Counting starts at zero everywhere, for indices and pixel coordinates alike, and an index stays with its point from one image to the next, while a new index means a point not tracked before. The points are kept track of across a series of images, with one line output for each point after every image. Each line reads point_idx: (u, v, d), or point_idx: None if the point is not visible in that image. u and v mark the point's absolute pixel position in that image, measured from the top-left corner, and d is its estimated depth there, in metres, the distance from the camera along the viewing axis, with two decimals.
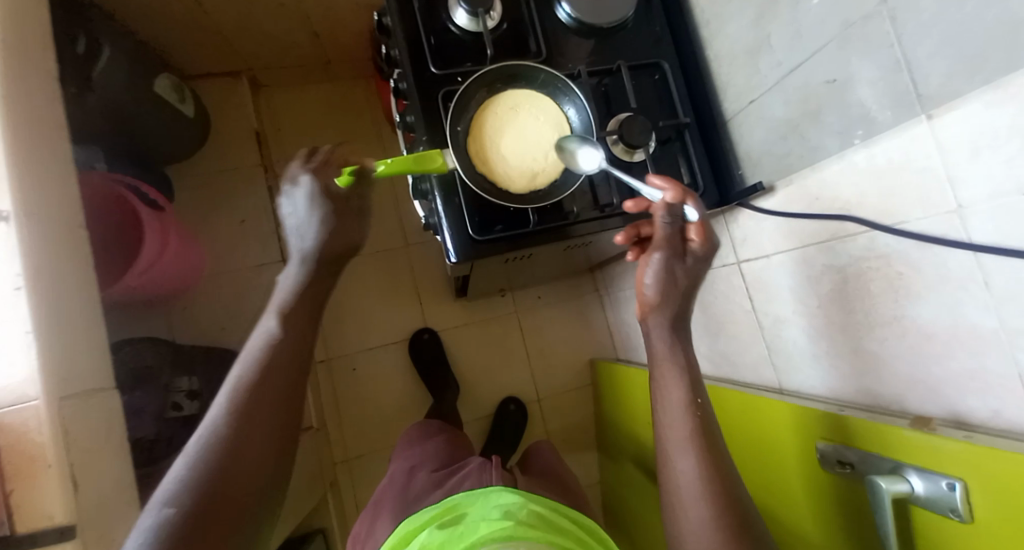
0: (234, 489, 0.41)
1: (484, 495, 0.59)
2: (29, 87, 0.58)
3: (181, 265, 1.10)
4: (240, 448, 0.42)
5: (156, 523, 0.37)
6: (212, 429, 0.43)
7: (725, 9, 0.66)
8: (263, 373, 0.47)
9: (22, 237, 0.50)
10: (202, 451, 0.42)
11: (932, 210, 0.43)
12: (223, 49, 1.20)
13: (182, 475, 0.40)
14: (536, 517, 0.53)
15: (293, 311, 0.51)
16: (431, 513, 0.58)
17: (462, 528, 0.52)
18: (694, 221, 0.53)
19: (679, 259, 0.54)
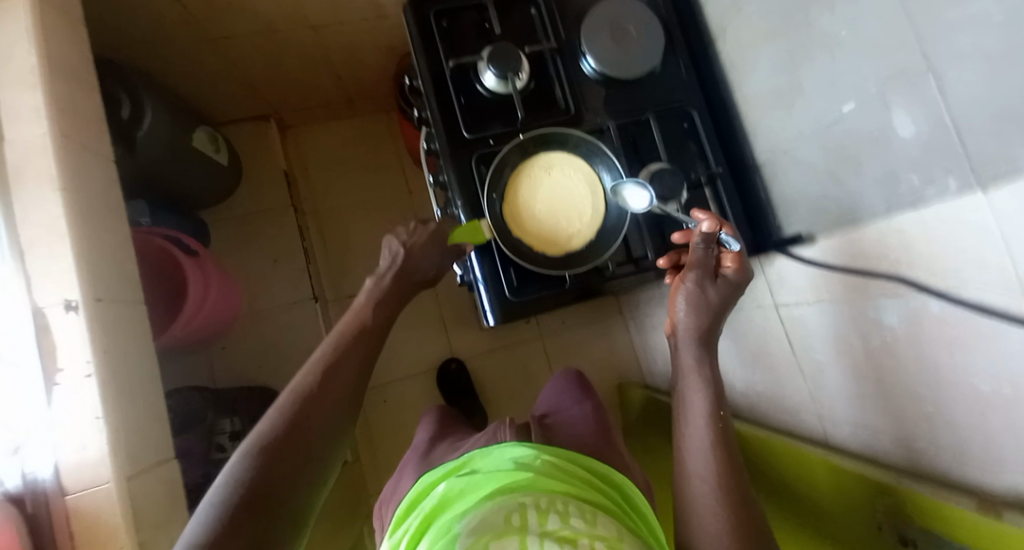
0: (308, 432, 0.44)
1: (496, 446, 0.59)
2: (92, 173, 0.62)
3: (220, 309, 1.14)
4: (320, 397, 0.46)
5: (238, 461, 0.40)
6: (298, 386, 0.47)
7: (756, 59, 0.65)
8: (347, 342, 0.51)
9: (89, 324, 0.53)
10: (290, 396, 0.46)
11: (987, 281, 0.41)
12: (254, 96, 1.24)
13: (274, 412, 0.44)
14: (550, 467, 0.55)
15: (384, 302, 0.56)
16: (443, 470, 0.59)
17: (476, 479, 0.54)
18: (733, 248, 0.58)
19: (715, 280, 0.59)
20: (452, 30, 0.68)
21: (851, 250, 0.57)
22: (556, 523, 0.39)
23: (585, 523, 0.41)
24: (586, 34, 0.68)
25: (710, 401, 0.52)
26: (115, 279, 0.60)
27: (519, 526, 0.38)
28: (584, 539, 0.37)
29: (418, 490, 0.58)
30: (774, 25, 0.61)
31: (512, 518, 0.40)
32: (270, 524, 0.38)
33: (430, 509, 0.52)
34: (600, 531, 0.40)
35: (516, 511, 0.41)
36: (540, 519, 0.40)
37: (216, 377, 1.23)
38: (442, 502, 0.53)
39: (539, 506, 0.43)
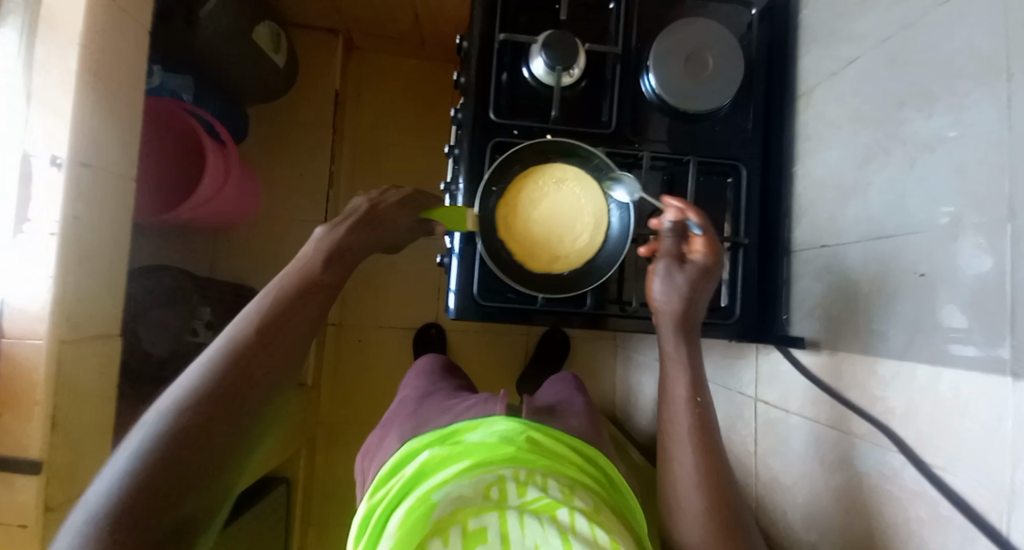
0: (244, 395, 0.39)
1: (488, 418, 0.58)
2: (119, 38, 0.61)
3: (235, 201, 1.16)
4: (258, 357, 0.41)
5: (159, 417, 0.36)
6: (231, 337, 0.41)
7: (830, 134, 0.57)
8: (294, 296, 0.45)
9: (69, 185, 0.54)
10: (222, 348, 0.40)
11: (981, 477, 0.36)
12: (327, 7, 1.21)
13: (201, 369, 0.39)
14: (535, 443, 0.54)
15: (342, 259, 0.48)
16: (428, 436, 0.56)
17: (463, 451, 0.52)
18: (697, 233, 0.50)
19: (683, 268, 0.51)
20: (518, 2, 0.63)
21: (849, 380, 0.51)
22: (533, 498, 0.45)
23: (562, 492, 0.46)
24: (656, 49, 0.61)
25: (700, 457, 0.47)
26: (113, 148, 0.60)
27: (500, 500, 0.44)
28: (561, 511, 0.43)
29: (400, 454, 0.56)
30: (864, 105, 0.52)
31: (490, 494, 0.45)
32: (192, 488, 0.34)
33: (410, 475, 0.51)
34: (576, 499, 0.46)
35: (495, 484, 0.46)
36: (519, 490, 0.46)
37: (212, 265, 1.27)
38: (424, 469, 0.51)
39: (519, 477, 0.47)
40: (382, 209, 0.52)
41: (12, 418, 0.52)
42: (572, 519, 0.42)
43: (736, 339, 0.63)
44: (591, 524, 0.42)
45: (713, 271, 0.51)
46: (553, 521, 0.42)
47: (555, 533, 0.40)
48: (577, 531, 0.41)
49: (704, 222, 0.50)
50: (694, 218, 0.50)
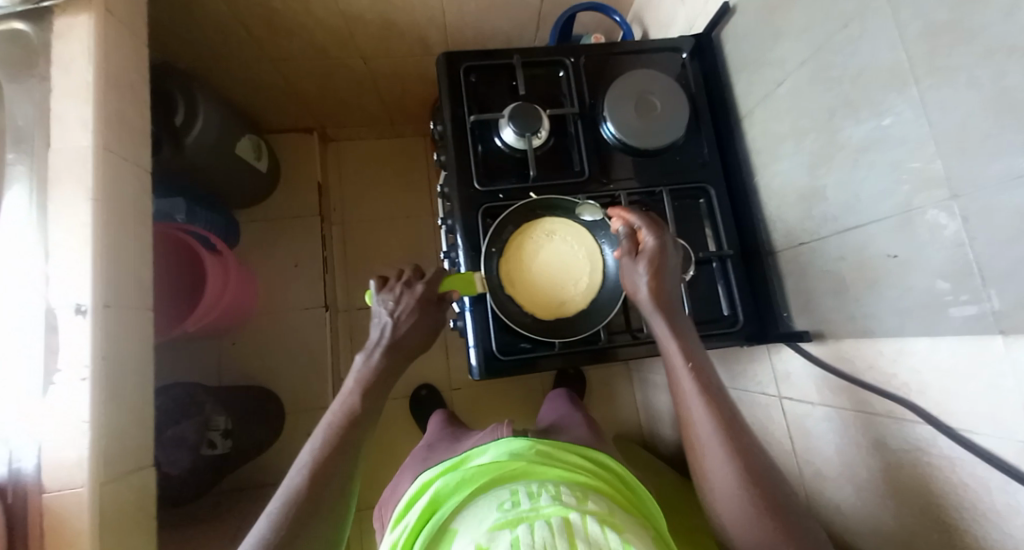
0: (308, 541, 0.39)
1: (492, 443, 0.57)
2: (126, 183, 0.66)
3: (236, 304, 1.18)
4: (315, 507, 0.41)
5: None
6: (289, 492, 0.42)
7: (777, 147, 0.64)
8: (339, 442, 0.46)
9: (94, 326, 0.56)
10: (281, 509, 0.41)
11: (1006, 431, 0.38)
12: (300, 110, 1.31)
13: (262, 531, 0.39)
14: (544, 456, 0.53)
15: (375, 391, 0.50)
16: (439, 467, 0.54)
17: (476, 471, 0.50)
18: (637, 224, 0.56)
19: (639, 258, 0.54)
20: (480, 85, 0.71)
21: (859, 363, 0.54)
22: (545, 505, 0.42)
23: (576, 499, 0.43)
24: (609, 102, 0.69)
25: (709, 407, 0.47)
26: (130, 282, 0.64)
27: (514, 507, 0.42)
28: (572, 517, 0.40)
29: (417, 487, 0.54)
30: (800, 118, 0.59)
31: (505, 505, 0.42)
32: None
33: (425, 506, 0.47)
34: (590, 505, 0.43)
35: (509, 498, 0.44)
36: (532, 500, 0.43)
37: (221, 373, 1.28)
38: (438, 499, 0.48)
39: (532, 491, 0.45)
40: (406, 324, 0.53)
41: None
42: (585, 525, 0.39)
43: (746, 344, 0.67)
44: (603, 528, 0.39)
45: (666, 256, 0.54)
46: (562, 526, 0.38)
47: (562, 538, 0.37)
48: (588, 535, 0.38)
49: (641, 215, 0.56)
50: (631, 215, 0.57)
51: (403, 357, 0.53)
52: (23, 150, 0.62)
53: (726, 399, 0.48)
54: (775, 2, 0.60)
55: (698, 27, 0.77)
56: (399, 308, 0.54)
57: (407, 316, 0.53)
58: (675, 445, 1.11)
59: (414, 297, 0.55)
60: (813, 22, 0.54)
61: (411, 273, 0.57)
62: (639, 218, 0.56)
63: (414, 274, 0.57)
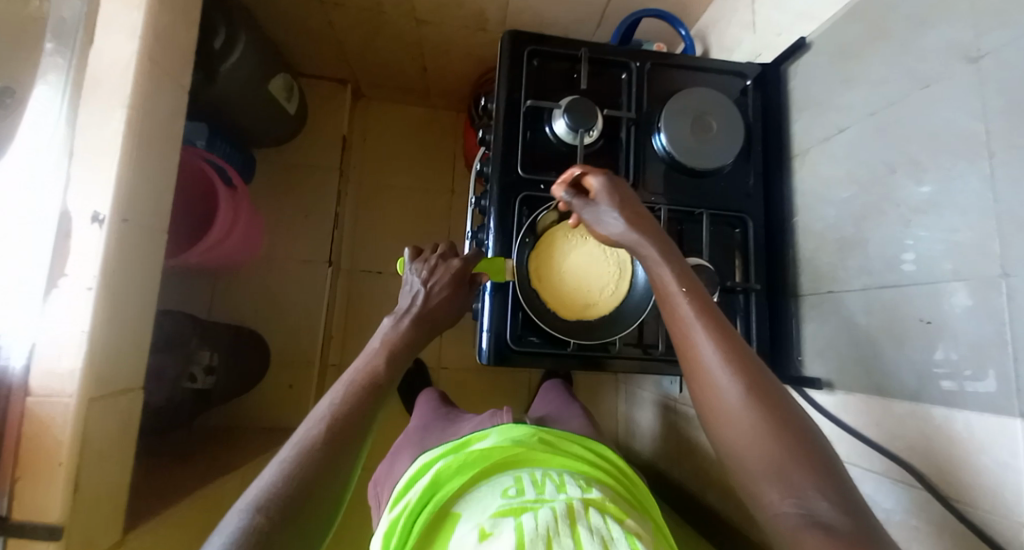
0: (325, 494, 0.38)
1: (493, 429, 0.57)
2: (162, 99, 0.63)
3: (243, 242, 1.17)
4: (332, 463, 0.40)
5: (241, 525, 0.33)
6: (302, 441, 0.40)
7: (826, 193, 0.64)
8: (359, 401, 0.45)
9: (110, 238, 0.54)
10: (295, 457, 0.39)
11: (1003, 510, 0.39)
12: (339, 60, 1.27)
13: (274, 478, 0.37)
14: (544, 444, 0.53)
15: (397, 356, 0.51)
16: (439, 449, 0.53)
17: (480, 456, 0.49)
18: (576, 176, 0.55)
19: (599, 199, 0.53)
20: (541, 71, 0.70)
21: (866, 419, 0.54)
22: (551, 494, 0.42)
23: (580, 488, 0.43)
24: (666, 114, 0.68)
25: (719, 340, 0.41)
26: (150, 200, 0.62)
27: (520, 497, 0.42)
28: (575, 507, 0.40)
29: (416, 468, 0.52)
30: (858, 167, 0.59)
31: (508, 493, 0.43)
32: None
33: (426, 486, 0.46)
34: (594, 494, 0.43)
35: (513, 486, 0.44)
36: (537, 490, 0.43)
37: (212, 308, 1.26)
38: (439, 481, 0.46)
39: (535, 480, 0.45)
40: (438, 293, 0.57)
41: (39, 476, 0.51)
42: (587, 517, 0.39)
43: None
44: (605, 519, 0.39)
45: (620, 185, 0.53)
46: (565, 514, 0.38)
47: (565, 524, 0.37)
48: (591, 523, 0.38)
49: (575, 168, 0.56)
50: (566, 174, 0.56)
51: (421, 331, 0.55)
52: (64, 43, 0.59)
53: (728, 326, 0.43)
54: (854, 46, 0.59)
55: (765, 57, 0.77)
56: (434, 278, 0.58)
57: (438, 288, 0.58)
58: (649, 463, 1.12)
59: (448, 272, 0.59)
60: (892, 74, 0.54)
61: (447, 249, 0.62)
62: (574, 170, 0.55)
63: (449, 250, 0.61)
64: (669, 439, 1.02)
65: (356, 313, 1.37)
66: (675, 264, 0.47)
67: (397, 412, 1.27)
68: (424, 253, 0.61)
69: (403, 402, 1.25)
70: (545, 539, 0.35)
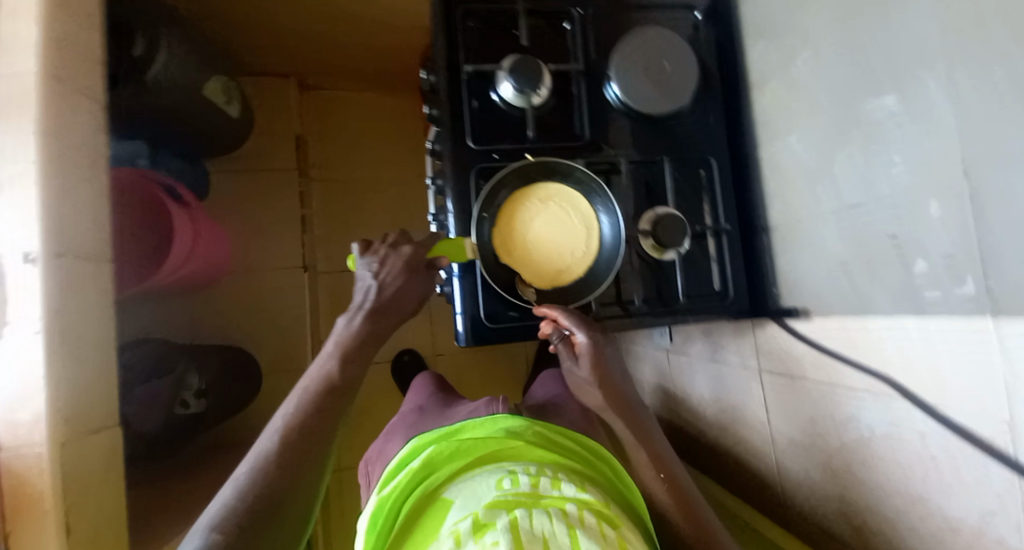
0: (287, 502, 0.40)
1: (492, 417, 0.54)
2: (74, 119, 0.59)
3: (211, 256, 1.13)
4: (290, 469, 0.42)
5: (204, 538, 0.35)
6: (261, 456, 0.42)
7: (789, 120, 0.62)
8: (316, 406, 0.47)
9: (46, 276, 0.51)
10: (251, 474, 0.41)
11: (990, 413, 0.39)
12: (275, 52, 1.20)
13: (230, 498, 0.38)
14: (541, 439, 0.52)
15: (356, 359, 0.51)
16: (433, 432, 0.52)
17: (471, 446, 0.50)
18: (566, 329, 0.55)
19: (580, 361, 0.55)
20: (479, 32, 0.65)
21: (845, 341, 0.55)
22: (546, 490, 0.42)
23: (574, 488, 0.43)
24: (615, 61, 0.65)
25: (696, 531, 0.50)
26: (82, 230, 0.58)
27: (514, 489, 0.41)
28: (569, 507, 0.39)
29: (407, 450, 0.52)
30: (818, 89, 0.56)
31: (503, 484, 0.42)
32: None
33: (418, 469, 0.47)
34: (589, 496, 0.42)
35: (508, 476, 0.43)
36: (531, 481, 0.43)
37: (193, 329, 1.23)
38: (430, 467, 0.48)
39: (530, 472, 0.44)
40: (393, 283, 0.56)
41: (22, 526, 0.50)
42: (580, 515, 0.38)
43: (735, 319, 0.68)
44: (599, 522, 0.38)
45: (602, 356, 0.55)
46: (561, 513, 0.37)
47: (561, 523, 0.36)
48: (584, 525, 0.37)
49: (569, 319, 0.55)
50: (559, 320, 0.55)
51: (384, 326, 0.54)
52: None
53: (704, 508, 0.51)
54: None
55: None
56: (385, 270, 0.57)
57: (392, 278, 0.56)
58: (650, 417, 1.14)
59: (400, 259, 0.58)
60: None
61: (398, 237, 0.60)
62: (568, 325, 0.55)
63: (400, 237, 0.60)
64: (670, 391, 1.03)
65: (341, 313, 1.35)
66: (649, 450, 0.54)
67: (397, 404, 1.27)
68: (371, 244, 0.59)
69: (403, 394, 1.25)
70: (541, 539, 0.34)
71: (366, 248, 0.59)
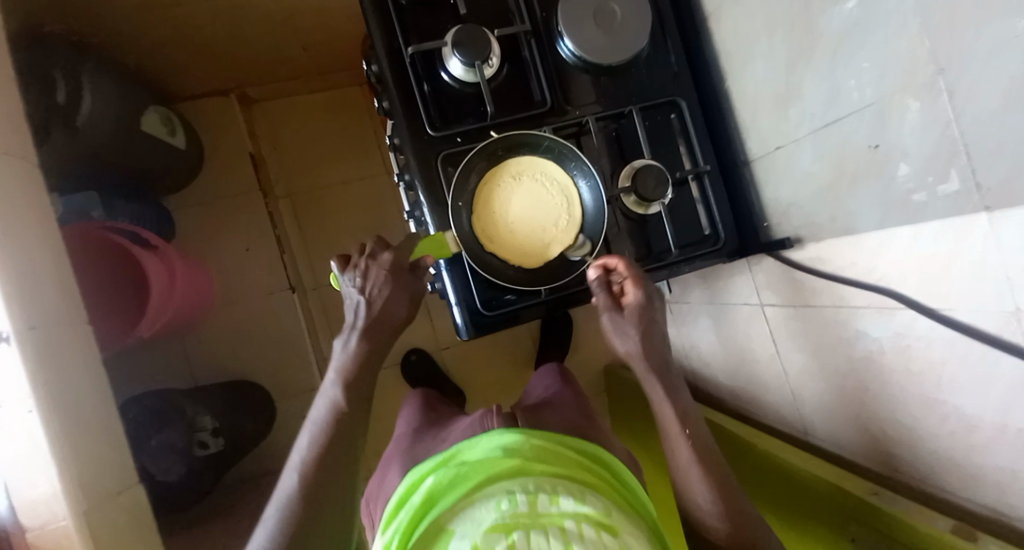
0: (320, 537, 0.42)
1: (483, 435, 0.51)
2: (9, 184, 0.55)
3: (192, 295, 1.09)
4: (319, 507, 0.43)
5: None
6: (284, 495, 0.44)
7: (750, 44, 0.60)
8: (326, 432, 0.48)
9: (24, 353, 0.48)
10: (280, 518, 0.42)
11: (988, 306, 0.39)
12: (208, 69, 1.12)
13: (265, 544, 0.41)
14: (542, 451, 0.48)
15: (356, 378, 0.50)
16: (432, 462, 0.50)
17: (469, 470, 0.46)
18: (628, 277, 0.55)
19: (625, 314, 0.55)
20: (414, 9, 0.61)
21: (840, 261, 0.55)
22: (544, 507, 0.37)
23: (573, 501, 0.38)
24: (563, 15, 0.62)
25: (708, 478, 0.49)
26: (50, 297, 0.55)
27: (512, 509, 0.36)
28: (569, 524, 0.35)
29: (408, 485, 0.49)
30: (775, 9, 0.54)
31: (501, 505, 0.37)
32: None
33: (419, 504, 0.43)
34: (589, 507, 0.37)
35: (505, 496, 0.38)
36: (531, 499, 0.38)
37: (192, 370, 1.21)
38: (431, 499, 0.44)
39: (530, 488, 0.39)
40: (381, 295, 0.53)
41: None
42: (583, 531, 0.34)
43: (728, 259, 0.67)
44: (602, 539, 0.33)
45: (649, 309, 0.56)
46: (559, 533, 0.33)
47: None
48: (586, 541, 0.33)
49: (630, 269, 0.56)
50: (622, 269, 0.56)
51: (381, 335, 0.53)
52: None
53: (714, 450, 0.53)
54: None
55: None
56: (370, 283, 0.53)
57: (378, 290, 0.53)
58: None
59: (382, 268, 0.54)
60: None
61: (375, 245, 0.55)
62: (632, 274, 0.55)
63: (377, 245, 0.55)
64: (678, 340, 1.04)
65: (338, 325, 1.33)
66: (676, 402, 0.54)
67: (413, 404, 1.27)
68: (350, 258, 0.55)
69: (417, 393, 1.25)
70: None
71: (345, 262, 0.56)
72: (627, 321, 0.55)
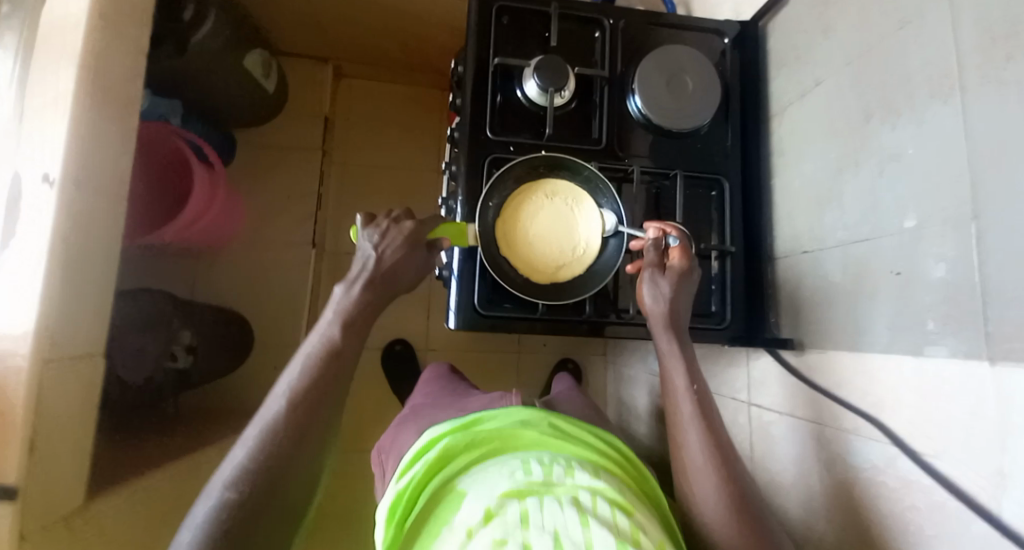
0: (292, 475, 0.42)
1: (503, 410, 0.56)
2: (112, 61, 0.61)
3: (219, 222, 1.14)
4: (297, 446, 0.43)
5: (212, 505, 0.38)
6: (267, 420, 0.44)
7: (805, 150, 0.62)
8: (308, 370, 0.47)
9: (64, 200, 0.53)
10: (258, 442, 0.42)
11: (972, 461, 0.38)
12: (316, 34, 1.23)
13: (241, 462, 0.41)
14: (554, 428, 0.53)
15: (343, 328, 0.51)
16: (446, 425, 0.53)
17: (488, 437, 0.50)
18: (677, 242, 0.57)
19: (665, 274, 0.56)
20: (511, 29, 0.68)
21: (837, 379, 0.54)
22: (559, 478, 0.40)
23: (588, 476, 0.41)
24: (640, 74, 0.66)
25: (720, 485, 0.45)
26: (104, 163, 0.60)
27: (527, 477, 0.39)
28: (583, 494, 0.37)
29: (423, 442, 0.52)
30: (835, 124, 0.57)
31: (517, 473, 0.40)
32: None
33: (434, 460, 0.47)
34: (603, 483, 0.40)
35: (520, 467, 0.41)
36: (545, 470, 0.41)
37: (193, 290, 1.24)
38: (447, 456, 0.47)
39: (544, 461, 0.43)
40: (391, 257, 0.54)
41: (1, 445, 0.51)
42: (594, 503, 0.36)
43: (728, 343, 0.67)
44: (613, 510, 0.36)
45: (689, 279, 0.56)
46: (573, 501, 0.35)
47: (574, 512, 0.34)
48: (599, 513, 0.35)
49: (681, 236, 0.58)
50: (673, 234, 0.58)
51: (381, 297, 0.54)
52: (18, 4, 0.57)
53: (734, 458, 0.48)
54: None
55: (745, 15, 0.74)
56: (386, 242, 0.55)
57: (390, 251, 0.54)
58: (639, 445, 1.11)
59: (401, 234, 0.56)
60: (869, 23, 0.52)
61: (401, 214, 0.58)
62: (682, 240, 0.57)
63: (404, 214, 0.58)
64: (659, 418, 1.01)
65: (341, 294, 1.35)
66: (696, 380, 0.51)
67: (381, 395, 1.25)
68: (375, 216, 0.58)
69: (389, 385, 1.24)
70: (552, 532, 0.32)
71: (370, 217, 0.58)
72: (667, 279, 0.55)
